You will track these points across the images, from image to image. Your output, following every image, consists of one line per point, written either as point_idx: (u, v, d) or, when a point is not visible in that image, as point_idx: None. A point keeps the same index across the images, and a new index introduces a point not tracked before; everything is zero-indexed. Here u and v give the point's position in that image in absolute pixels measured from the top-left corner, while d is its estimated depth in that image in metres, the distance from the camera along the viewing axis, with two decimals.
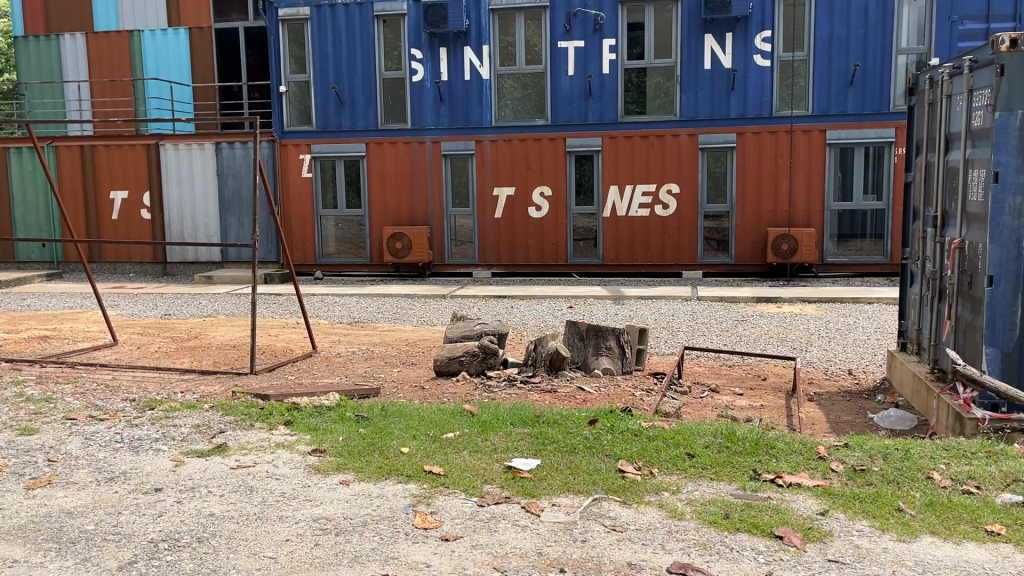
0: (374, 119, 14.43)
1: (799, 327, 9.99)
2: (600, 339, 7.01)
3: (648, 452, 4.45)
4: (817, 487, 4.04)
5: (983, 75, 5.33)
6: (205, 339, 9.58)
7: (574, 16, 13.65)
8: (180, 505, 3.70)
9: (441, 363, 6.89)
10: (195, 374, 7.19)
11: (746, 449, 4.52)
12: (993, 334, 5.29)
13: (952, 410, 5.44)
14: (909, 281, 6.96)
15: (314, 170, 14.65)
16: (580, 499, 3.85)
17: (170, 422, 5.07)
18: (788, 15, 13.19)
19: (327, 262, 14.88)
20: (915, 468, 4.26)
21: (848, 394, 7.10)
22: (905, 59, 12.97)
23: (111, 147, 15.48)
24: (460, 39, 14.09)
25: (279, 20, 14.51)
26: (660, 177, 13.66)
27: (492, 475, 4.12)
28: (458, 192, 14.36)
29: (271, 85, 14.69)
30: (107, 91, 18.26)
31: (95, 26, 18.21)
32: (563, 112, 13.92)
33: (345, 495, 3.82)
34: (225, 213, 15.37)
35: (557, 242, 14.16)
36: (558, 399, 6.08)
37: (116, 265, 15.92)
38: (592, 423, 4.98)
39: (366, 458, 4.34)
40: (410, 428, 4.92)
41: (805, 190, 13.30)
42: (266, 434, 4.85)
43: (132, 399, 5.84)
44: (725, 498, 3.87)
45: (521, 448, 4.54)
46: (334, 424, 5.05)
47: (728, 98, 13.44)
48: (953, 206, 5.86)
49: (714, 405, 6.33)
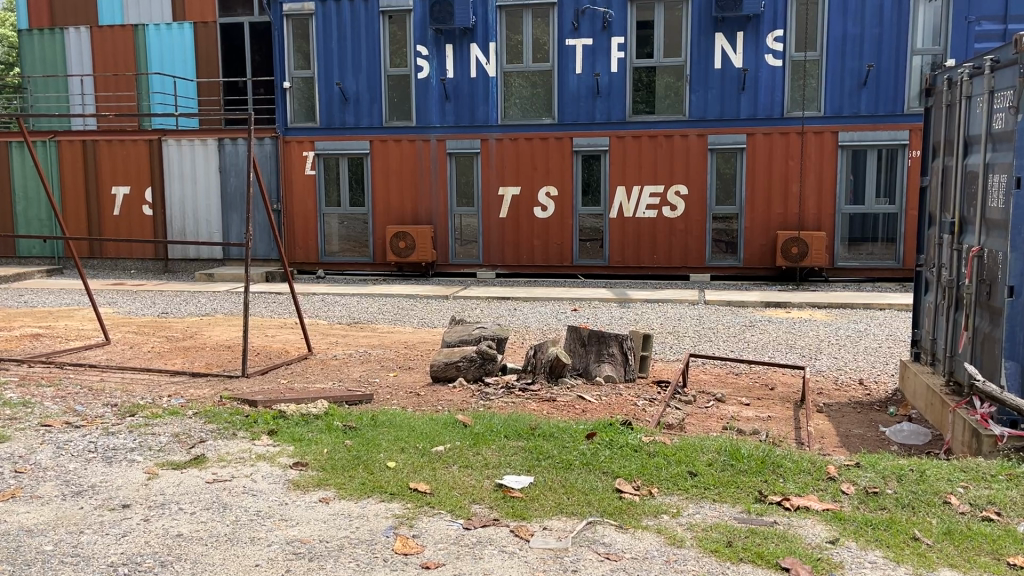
0: (379, 116, 14.21)
1: (809, 334, 9.72)
2: (603, 345, 6.79)
3: (648, 469, 4.21)
4: (827, 512, 3.79)
5: (1006, 75, 5.08)
6: (201, 339, 9.38)
7: (583, 14, 13.42)
8: (147, 523, 3.48)
9: (437, 368, 6.67)
10: (185, 377, 7.00)
11: (752, 468, 4.28)
12: (1014, 347, 5.02)
13: (969, 426, 5.19)
14: (924, 288, 6.69)
15: (318, 167, 14.46)
16: (574, 523, 3.62)
17: (149, 430, 4.87)
18: (802, 13, 12.91)
19: (329, 261, 14.68)
20: (931, 491, 4.00)
21: (858, 405, 6.84)
22: (920, 60, 12.66)
23: (113, 142, 15.31)
24: (466, 36, 13.86)
25: (284, 16, 14.30)
26: (668, 178, 13.41)
27: (481, 494, 3.88)
28: (463, 191, 14.13)
29: (275, 81, 14.50)
30: (111, 85, 18.13)
31: (100, 20, 18.08)
32: (570, 110, 13.68)
33: (325, 515, 3.61)
34: (228, 209, 15.20)
35: (563, 242, 13.91)
36: (557, 408, 5.85)
37: (117, 261, 15.76)
38: (590, 436, 4.72)
39: (349, 473, 4.12)
40: (399, 440, 4.69)
41: (816, 192, 13.03)
42: (249, 444, 4.64)
43: (114, 404, 5.64)
44: (728, 523, 3.63)
45: (514, 464, 4.30)
46: (321, 434, 4.84)
47: (739, 98, 13.17)
48: (971, 212, 5.61)
49: (720, 417, 6.10)
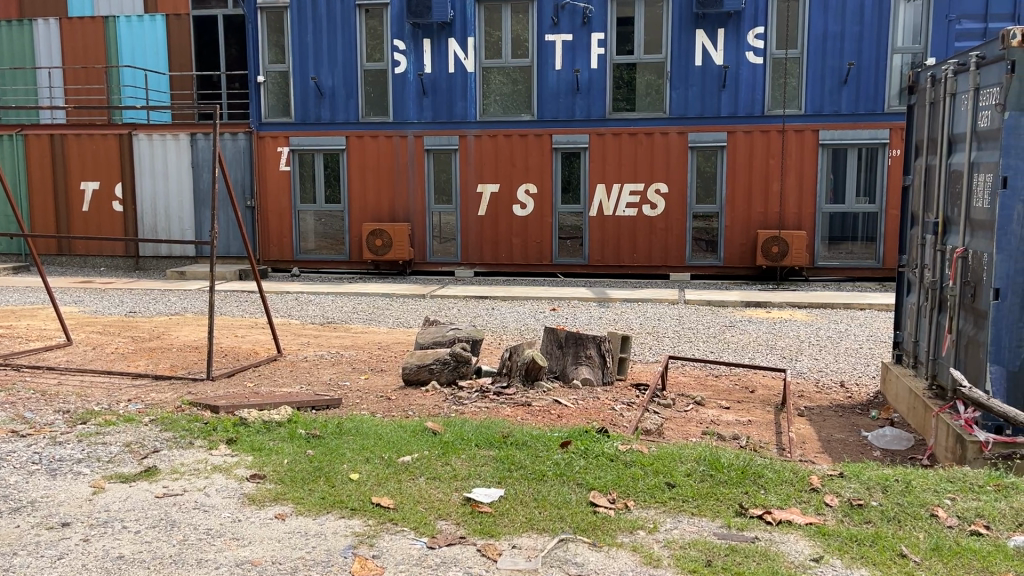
0: (356, 112, 13.94)
1: (789, 334, 9.59)
2: (580, 347, 6.60)
3: (623, 480, 4.02)
4: (810, 526, 3.62)
5: (991, 73, 4.95)
6: (168, 340, 9.10)
7: (562, 9, 13.25)
8: (86, 544, 3.30)
9: (409, 372, 6.44)
10: (147, 380, 6.72)
11: (732, 478, 4.10)
12: (998, 351, 4.91)
13: (953, 432, 5.05)
14: (906, 289, 6.57)
15: (292, 163, 14.16)
16: (544, 540, 3.43)
17: (100, 439, 4.64)
18: (783, 12, 12.80)
19: (304, 259, 14.41)
20: (917, 503, 3.84)
21: (840, 409, 6.69)
22: (900, 59, 12.59)
23: (82, 136, 14.91)
24: (444, 31, 13.62)
25: (258, 8, 14.00)
26: (648, 177, 13.25)
27: (448, 509, 3.68)
28: (441, 189, 13.89)
29: (249, 74, 14.20)
30: (81, 78, 17.70)
31: (70, 12, 17.69)
32: (550, 107, 13.47)
33: (280, 533, 3.41)
34: (200, 207, 14.87)
35: (542, 241, 13.71)
36: (532, 414, 5.65)
37: (86, 259, 15.38)
38: (564, 444, 4.52)
39: (309, 486, 3.90)
40: (364, 449, 4.48)
41: (797, 191, 12.92)
42: (205, 454, 4.43)
43: (67, 410, 5.39)
44: (708, 540, 3.45)
45: (483, 475, 4.10)
46: (282, 443, 4.62)
47: (720, 95, 13.03)
48: (955, 213, 5.48)
49: (699, 421, 5.94)
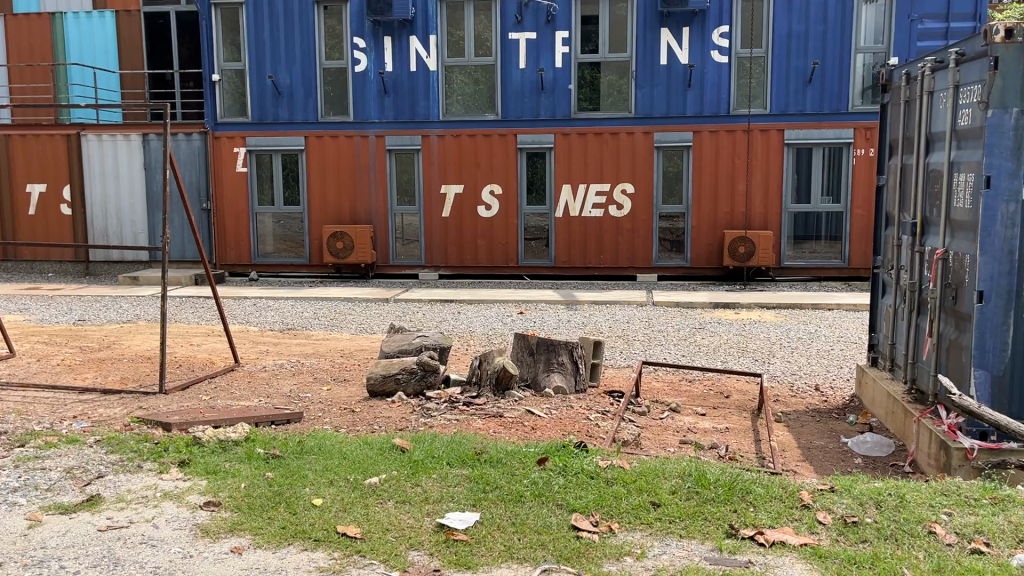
0: (315, 111, 13.55)
1: (760, 336, 9.45)
2: (552, 353, 6.36)
3: (606, 500, 3.79)
4: (805, 547, 3.42)
5: (972, 69, 4.81)
6: (119, 350, 8.66)
7: (526, 6, 13.01)
8: None
9: (374, 382, 6.15)
10: (95, 395, 6.32)
11: (719, 496, 3.88)
12: (982, 355, 4.76)
13: (936, 438, 4.91)
14: (881, 290, 6.44)
15: (250, 164, 13.74)
16: (525, 572, 3.18)
17: (38, 465, 4.28)
18: (747, 12, 12.73)
19: (262, 262, 13.98)
20: (914, 520, 3.66)
21: (818, 414, 6.55)
22: (863, 57, 12.57)
23: (27, 137, 14.30)
24: (405, 28, 13.30)
25: (212, 5, 13.56)
26: (614, 177, 13.07)
27: (420, 538, 3.41)
28: (404, 189, 13.57)
29: (203, 73, 13.72)
30: (27, 75, 17.10)
31: (16, 9, 17.09)
32: (514, 106, 13.22)
33: (235, 570, 3.11)
34: (153, 210, 14.33)
35: (507, 243, 13.46)
36: (505, 427, 5.39)
37: (32, 264, 14.76)
38: (542, 461, 4.26)
39: (268, 514, 3.60)
40: (329, 470, 4.18)
41: (762, 190, 12.84)
42: (155, 479, 4.09)
43: (4, 431, 4.99)
44: (700, 567, 3.23)
45: (457, 498, 3.83)
46: (239, 464, 4.30)
47: (685, 95, 12.91)
48: (934, 213, 5.33)
49: (677, 429, 5.74)
